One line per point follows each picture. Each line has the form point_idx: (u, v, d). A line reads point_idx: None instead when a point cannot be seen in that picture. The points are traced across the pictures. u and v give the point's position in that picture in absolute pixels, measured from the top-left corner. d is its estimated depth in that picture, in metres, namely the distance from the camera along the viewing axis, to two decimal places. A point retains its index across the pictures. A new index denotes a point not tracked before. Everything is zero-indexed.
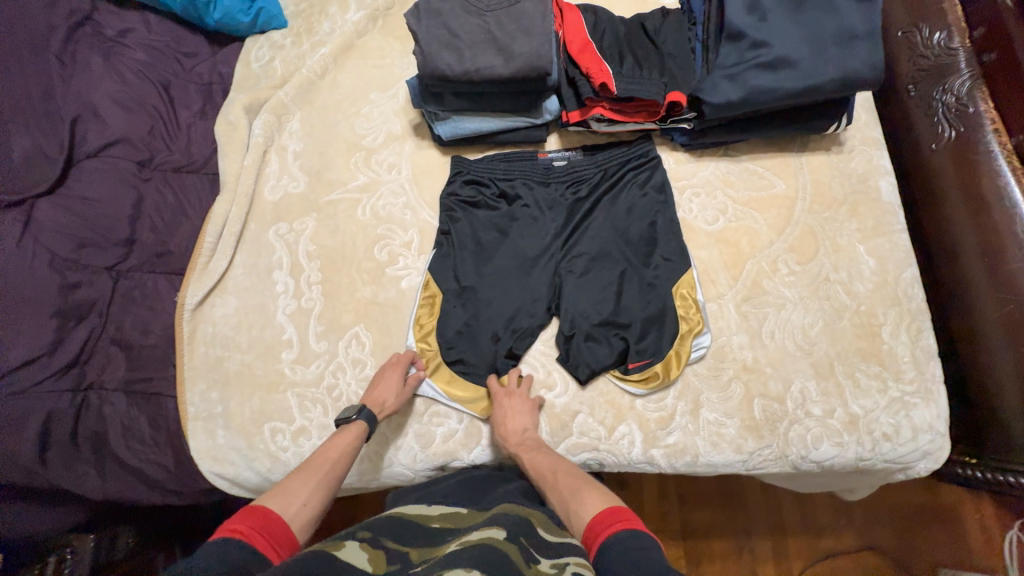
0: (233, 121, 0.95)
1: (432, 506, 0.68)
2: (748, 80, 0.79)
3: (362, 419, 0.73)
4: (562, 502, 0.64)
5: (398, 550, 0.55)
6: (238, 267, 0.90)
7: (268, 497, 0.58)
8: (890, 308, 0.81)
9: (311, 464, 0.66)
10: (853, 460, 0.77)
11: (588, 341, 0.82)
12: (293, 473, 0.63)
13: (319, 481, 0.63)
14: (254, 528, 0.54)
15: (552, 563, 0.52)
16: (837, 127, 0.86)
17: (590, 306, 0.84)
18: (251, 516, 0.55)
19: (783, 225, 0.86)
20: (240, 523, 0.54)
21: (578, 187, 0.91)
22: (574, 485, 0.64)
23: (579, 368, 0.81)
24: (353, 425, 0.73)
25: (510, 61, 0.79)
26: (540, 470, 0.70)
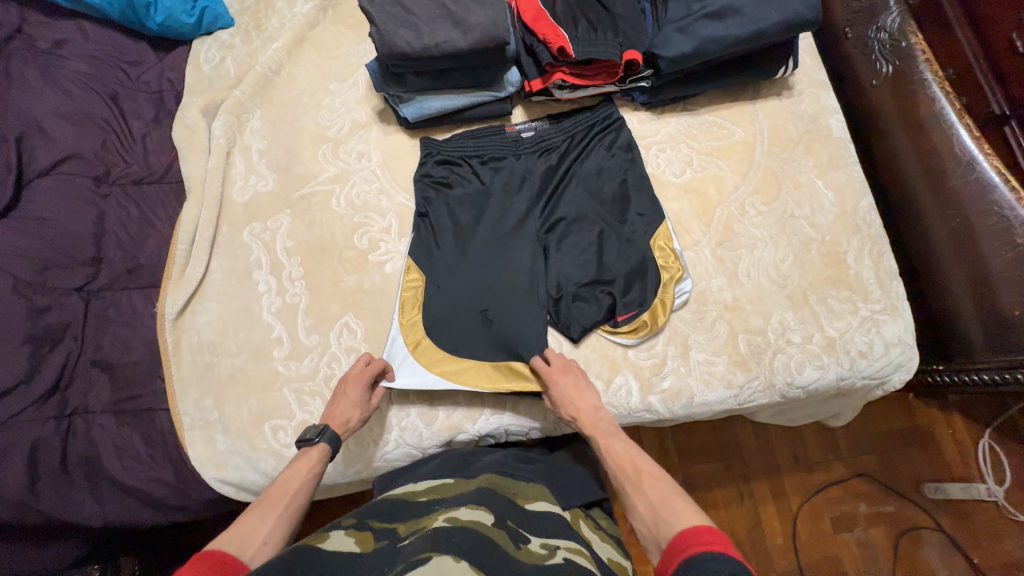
0: (191, 125, 0.93)
1: (419, 483, 0.70)
2: (698, 31, 0.82)
3: (324, 441, 0.71)
4: (649, 509, 0.61)
5: (385, 528, 0.59)
6: (215, 272, 0.88)
7: (222, 539, 0.56)
8: (852, 236, 0.86)
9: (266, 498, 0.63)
10: (834, 380, 0.82)
11: (576, 301, 0.84)
12: (249, 509, 0.61)
13: (279, 516, 0.61)
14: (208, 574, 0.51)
15: (542, 543, 0.58)
16: (785, 71, 0.90)
17: (574, 267, 0.86)
18: (208, 561, 0.52)
19: (747, 170, 0.90)
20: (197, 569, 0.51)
21: (548, 155, 0.93)
22: (660, 495, 0.61)
23: (571, 328, 0.83)
24: (312, 449, 0.70)
25: (468, 33, 0.79)
26: (621, 465, 0.68)
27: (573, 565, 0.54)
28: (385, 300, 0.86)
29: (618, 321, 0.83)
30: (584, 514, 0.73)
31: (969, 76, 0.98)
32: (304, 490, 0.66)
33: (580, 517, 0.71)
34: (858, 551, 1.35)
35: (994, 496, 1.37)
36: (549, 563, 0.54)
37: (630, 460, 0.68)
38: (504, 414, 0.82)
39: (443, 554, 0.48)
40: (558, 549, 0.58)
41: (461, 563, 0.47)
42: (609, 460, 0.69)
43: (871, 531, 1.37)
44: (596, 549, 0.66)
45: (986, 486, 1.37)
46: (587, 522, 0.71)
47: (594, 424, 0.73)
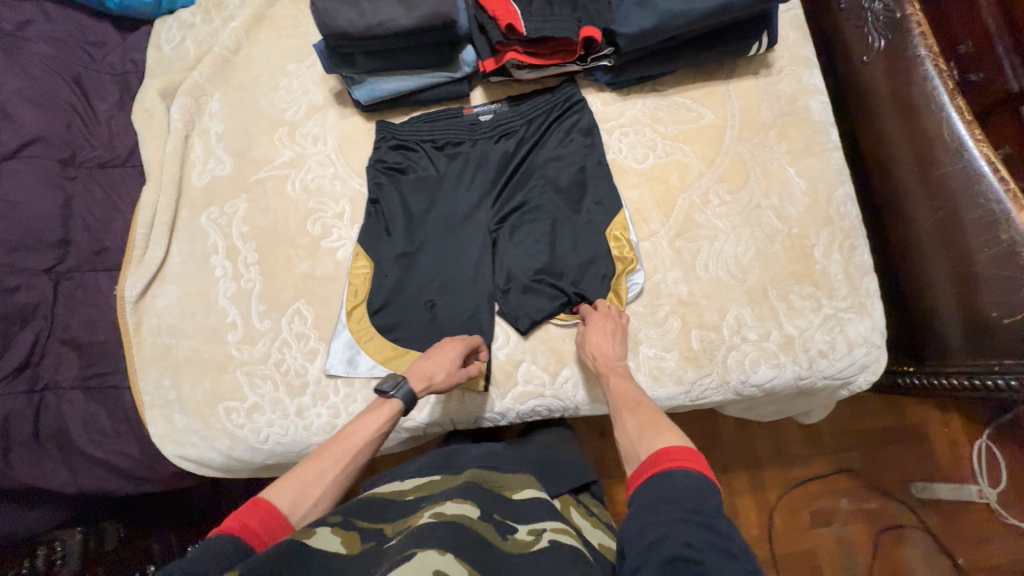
0: (149, 108, 0.93)
1: (406, 483, 0.70)
2: (659, 4, 0.76)
3: (400, 397, 0.71)
4: (639, 432, 0.62)
5: (372, 528, 0.58)
6: (175, 256, 0.90)
7: (272, 486, 0.60)
8: (822, 228, 0.81)
9: (329, 448, 0.66)
10: (792, 380, 0.79)
11: (526, 292, 0.83)
12: (314, 456, 0.64)
13: (336, 475, 0.64)
14: (254, 526, 0.56)
15: (529, 529, 0.58)
16: (759, 48, 0.83)
17: (524, 258, 0.84)
18: (255, 511, 0.57)
19: (713, 156, 0.85)
20: (244, 519, 0.56)
21: (505, 140, 0.89)
22: (653, 421, 0.62)
23: (518, 321, 0.82)
24: (386, 402, 0.71)
25: (412, 11, 0.76)
26: (622, 395, 0.69)
27: (559, 547, 0.53)
28: (334, 287, 0.87)
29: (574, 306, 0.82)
30: (575, 500, 0.76)
31: (989, 49, 0.89)
32: (365, 449, 0.67)
33: (569, 504, 0.74)
34: (834, 546, 1.33)
35: (986, 498, 1.31)
36: (535, 549, 0.53)
37: (630, 391, 0.70)
38: (448, 403, 0.83)
39: (427, 549, 0.48)
40: (544, 532, 0.57)
41: (446, 556, 0.48)
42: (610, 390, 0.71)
43: (850, 527, 1.34)
44: (585, 534, 0.66)
45: (978, 487, 1.31)
46: (578, 509, 0.73)
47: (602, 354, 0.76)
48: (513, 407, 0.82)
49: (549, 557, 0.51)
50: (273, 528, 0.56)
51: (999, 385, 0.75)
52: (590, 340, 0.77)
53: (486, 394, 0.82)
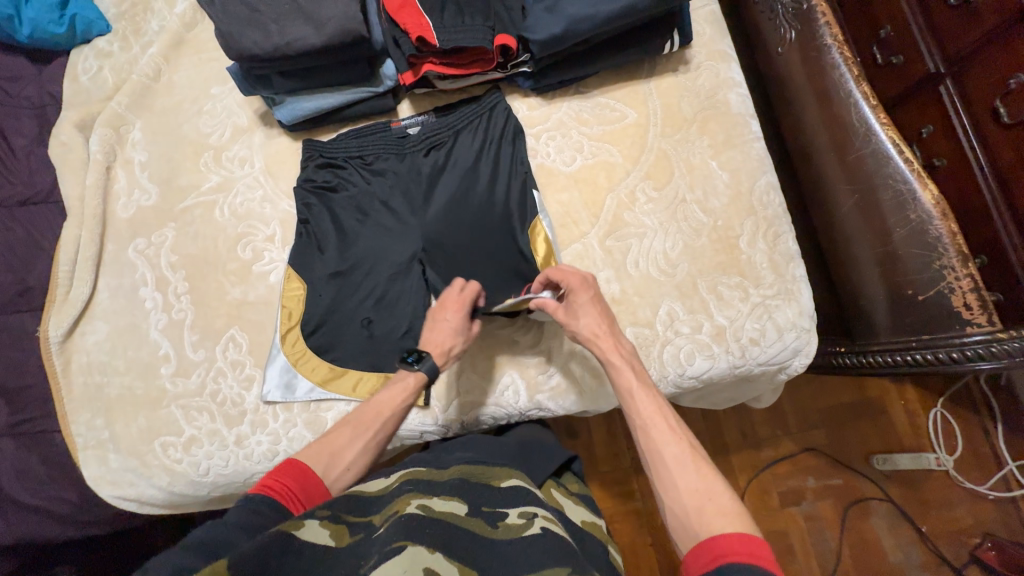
0: (66, 142, 0.90)
1: (391, 476, 0.64)
2: (566, 10, 0.76)
3: (424, 370, 0.70)
4: (692, 494, 0.55)
5: (359, 521, 0.54)
6: (103, 291, 0.88)
7: (306, 448, 0.62)
8: (746, 219, 0.83)
9: (360, 415, 0.67)
10: (727, 369, 0.80)
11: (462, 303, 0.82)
12: (349, 418, 0.66)
13: (368, 442, 0.65)
14: (287, 483, 0.57)
15: (520, 513, 0.57)
16: (673, 46, 0.85)
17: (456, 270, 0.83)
18: (290, 471, 0.58)
19: (638, 154, 0.86)
20: (275, 478, 0.57)
21: (433, 152, 0.88)
22: (705, 480, 0.56)
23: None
24: (410, 374, 0.70)
25: (320, 29, 0.75)
26: (659, 431, 0.60)
27: (549, 534, 0.52)
28: (268, 312, 0.86)
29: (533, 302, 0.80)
30: (556, 483, 0.73)
31: (903, 32, 0.89)
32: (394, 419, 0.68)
33: (552, 486, 0.72)
34: (805, 525, 1.29)
35: (944, 465, 1.29)
36: (527, 533, 0.52)
37: (666, 424, 0.61)
38: None
39: (418, 545, 0.46)
40: (535, 518, 0.56)
41: (436, 554, 0.46)
42: (642, 419, 0.62)
43: (818, 505, 1.31)
44: (568, 514, 0.66)
45: (935, 455, 1.29)
46: (560, 491, 0.72)
47: (625, 367, 0.67)
48: (457, 419, 0.82)
49: (537, 545, 0.50)
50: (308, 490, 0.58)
51: (933, 358, 0.75)
52: (603, 347, 0.68)
53: (428, 408, 0.82)
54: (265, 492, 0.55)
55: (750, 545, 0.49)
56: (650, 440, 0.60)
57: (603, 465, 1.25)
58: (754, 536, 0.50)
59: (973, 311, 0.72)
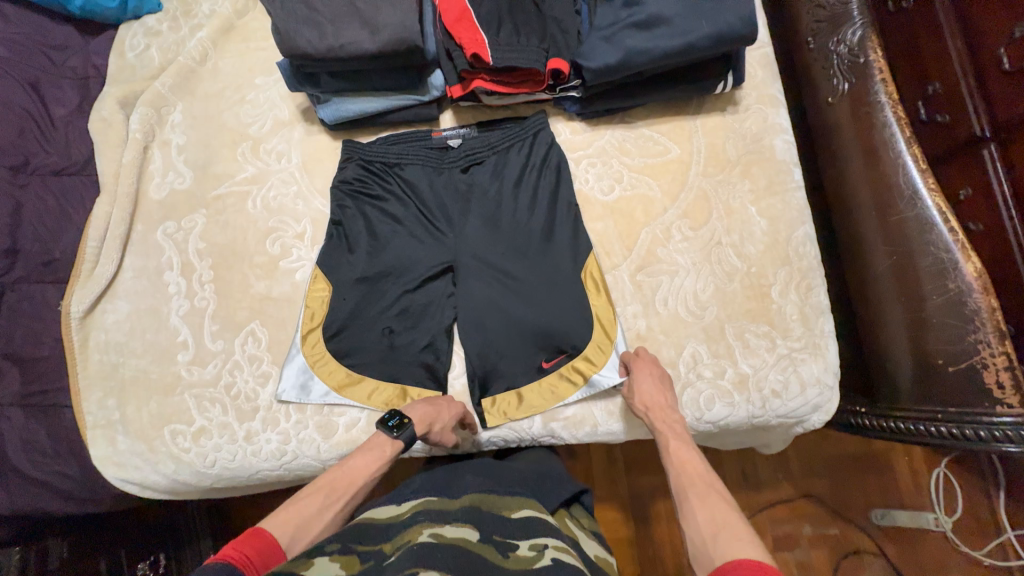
0: (107, 117, 0.90)
1: (403, 502, 0.63)
2: (624, 41, 0.75)
3: (404, 438, 0.70)
4: (708, 524, 0.58)
5: (370, 549, 0.54)
6: (128, 270, 0.87)
7: (268, 519, 0.59)
8: (780, 268, 0.82)
9: (327, 482, 0.65)
10: (745, 418, 0.79)
11: (493, 334, 0.82)
12: (313, 488, 0.64)
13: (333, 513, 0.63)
14: (247, 554, 0.54)
15: (531, 544, 0.55)
16: (725, 87, 0.83)
17: (485, 289, 0.83)
18: (252, 541, 0.55)
19: (678, 192, 0.86)
20: (243, 547, 0.54)
21: (472, 169, 0.87)
22: (724, 516, 0.58)
23: (485, 353, 0.81)
24: (388, 441, 0.70)
25: (376, 35, 0.74)
26: (688, 476, 0.65)
27: (561, 567, 0.51)
28: (290, 310, 0.85)
29: (577, 322, 0.80)
30: (568, 514, 0.72)
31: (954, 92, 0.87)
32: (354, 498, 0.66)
33: (564, 515, 0.70)
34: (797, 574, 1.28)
35: (942, 527, 1.27)
36: (537, 567, 0.50)
37: (694, 471, 0.65)
38: None
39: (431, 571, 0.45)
40: (546, 550, 0.54)
41: None
42: (675, 465, 0.67)
43: (813, 554, 1.29)
44: (582, 547, 0.65)
45: (934, 516, 1.28)
46: (573, 522, 0.70)
47: (666, 426, 0.71)
48: (470, 438, 0.82)
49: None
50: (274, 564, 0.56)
51: (958, 432, 0.74)
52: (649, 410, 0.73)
53: None
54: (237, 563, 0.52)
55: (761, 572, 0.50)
56: (678, 482, 0.65)
57: (602, 490, 1.24)
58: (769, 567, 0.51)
59: (1006, 391, 0.71)
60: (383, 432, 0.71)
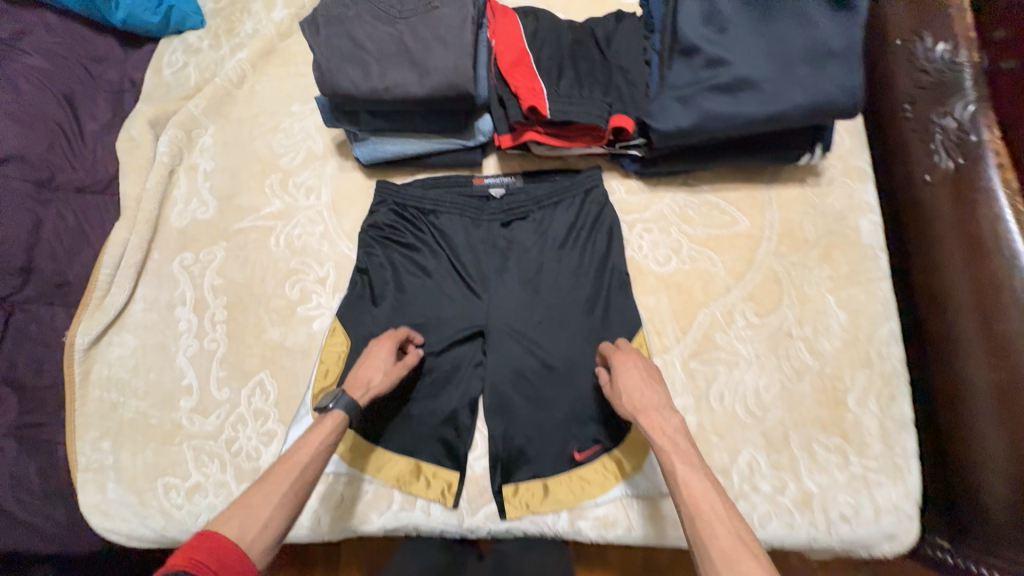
0: (136, 137, 0.86)
1: None
2: (701, 104, 0.66)
3: (341, 407, 0.60)
4: None
5: None
6: (139, 301, 0.82)
7: (223, 520, 0.50)
8: (859, 371, 0.71)
9: (274, 468, 0.55)
10: (805, 543, 0.66)
11: (523, 414, 0.73)
12: (261, 478, 0.53)
13: (287, 493, 0.53)
14: (205, 561, 0.46)
15: None
16: (810, 158, 0.74)
17: (518, 363, 0.74)
18: (205, 545, 0.47)
19: (744, 270, 0.76)
20: (194, 553, 0.46)
21: (513, 224, 0.79)
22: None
23: (512, 437, 0.72)
24: (327, 416, 0.59)
25: (425, 78, 0.68)
26: (707, 515, 0.48)
27: None
28: (303, 361, 0.78)
29: (616, 415, 0.71)
30: None
31: None
32: (314, 468, 0.56)
33: None
34: None
35: None
36: None
37: (711, 505, 0.49)
38: (413, 512, 0.71)
39: None
40: None
41: None
42: (688, 501, 0.50)
43: None
44: None
45: None
46: None
47: (666, 438, 0.54)
48: (485, 526, 0.71)
49: None
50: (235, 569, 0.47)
51: None
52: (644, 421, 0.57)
53: (456, 508, 0.72)
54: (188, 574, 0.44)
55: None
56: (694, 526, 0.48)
57: None
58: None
59: None
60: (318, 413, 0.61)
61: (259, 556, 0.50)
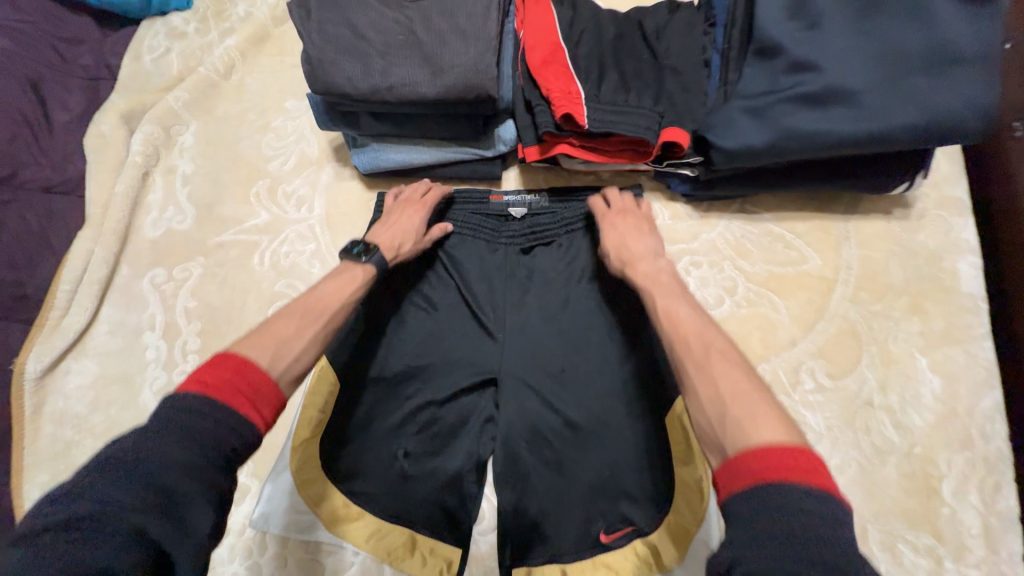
0: (105, 133, 0.75)
1: None
2: (780, 119, 0.54)
3: (372, 262, 0.57)
4: (717, 399, 0.42)
5: None
6: (103, 323, 0.72)
7: (241, 341, 0.47)
8: (956, 453, 0.57)
9: (296, 307, 0.51)
10: None
11: (542, 481, 0.61)
12: (285, 312, 0.50)
13: (316, 333, 0.50)
14: (224, 377, 0.43)
15: None
16: (907, 187, 0.60)
17: (537, 421, 0.62)
18: (223, 364, 0.44)
19: (813, 319, 0.62)
20: (213, 374, 0.43)
21: (537, 250, 0.66)
22: (731, 384, 0.42)
23: (526, 509, 0.61)
24: (356, 268, 0.57)
25: (437, 75, 0.55)
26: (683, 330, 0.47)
27: None
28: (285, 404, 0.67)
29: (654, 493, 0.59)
30: None
31: None
32: (339, 315, 0.53)
33: None
34: None
35: None
36: None
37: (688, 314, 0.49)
38: None
39: None
40: None
41: None
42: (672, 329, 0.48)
43: None
44: None
45: None
46: None
47: (647, 280, 0.54)
48: None
49: None
50: (264, 393, 0.44)
51: None
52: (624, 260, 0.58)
53: None
54: (210, 394, 0.41)
55: (794, 460, 0.37)
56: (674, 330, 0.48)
57: None
58: (801, 449, 0.37)
59: None
60: (348, 262, 0.58)
61: (287, 385, 0.47)
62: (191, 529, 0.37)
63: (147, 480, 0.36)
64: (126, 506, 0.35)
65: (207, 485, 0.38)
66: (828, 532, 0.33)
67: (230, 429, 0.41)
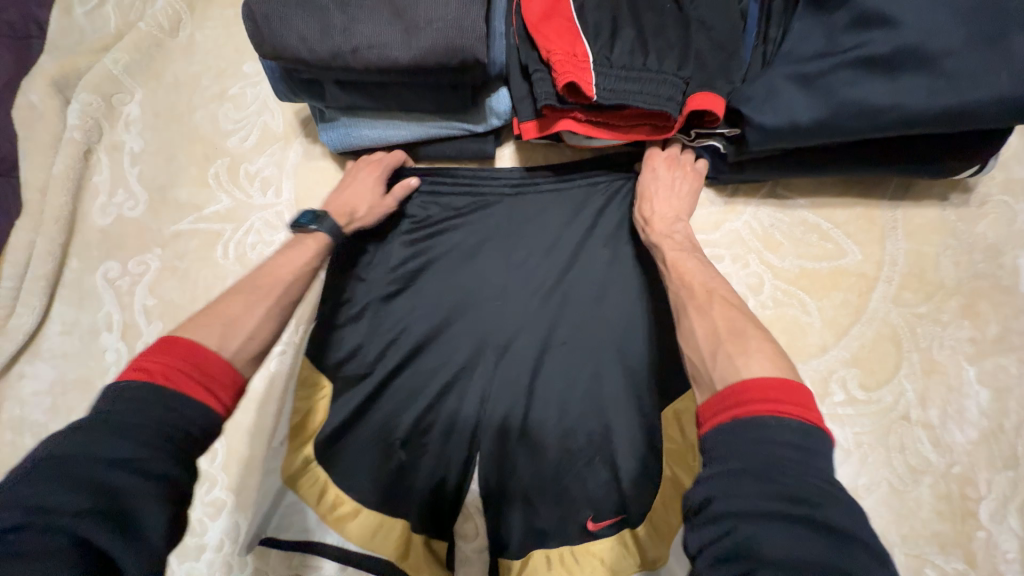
0: (35, 104, 0.64)
1: None
2: (837, 90, 0.44)
3: (325, 230, 0.49)
4: (708, 335, 0.39)
5: None
6: (55, 322, 0.65)
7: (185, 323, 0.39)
8: (1000, 474, 0.52)
9: (250, 281, 0.44)
10: None
11: (556, 490, 0.51)
12: (233, 288, 0.43)
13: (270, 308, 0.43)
14: (165, 364, 0.35)
15: None
16: (974, 172, 0.51)
17: (549, 415, 0.52)
18: (167, 348, 0.36)
19: (848, 323, 0.55)
20: (152, 363, 0.35)
21: (544, 222, 0.56)
22: (728, 319, 0.39)
23: (536, 516, 0.52)
24: (309, 238, 0.49)
25: (413, 34, 0.45)
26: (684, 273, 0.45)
27: None
28: (257, 413, 0.61)
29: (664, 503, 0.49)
30: None
31: None
32: (296, 286, 0.45)
33: None
34: None
35: None
36: None
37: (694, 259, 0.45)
38: None
39: None
40: None
41: None
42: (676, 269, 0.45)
43: None
44: None
45: None
46: None
47: (666, 233, 0.49)
48: None
49: None
50: (219, 380, 0.37)
51: None
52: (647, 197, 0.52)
53: None
54: (150, 382, 0.34)
55: (789, 395, 0.31)
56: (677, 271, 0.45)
57: None
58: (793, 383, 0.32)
59: None
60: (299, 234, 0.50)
61: (245, 366, 0.40)
62: (150, 533, 0.31)
63: (90, 480, 0.30)
64: (61, 510, 0.29)
65: (163, 479, 0.32)
66: (810, 466, 0.28)
67: (181, 419, 0.34)
